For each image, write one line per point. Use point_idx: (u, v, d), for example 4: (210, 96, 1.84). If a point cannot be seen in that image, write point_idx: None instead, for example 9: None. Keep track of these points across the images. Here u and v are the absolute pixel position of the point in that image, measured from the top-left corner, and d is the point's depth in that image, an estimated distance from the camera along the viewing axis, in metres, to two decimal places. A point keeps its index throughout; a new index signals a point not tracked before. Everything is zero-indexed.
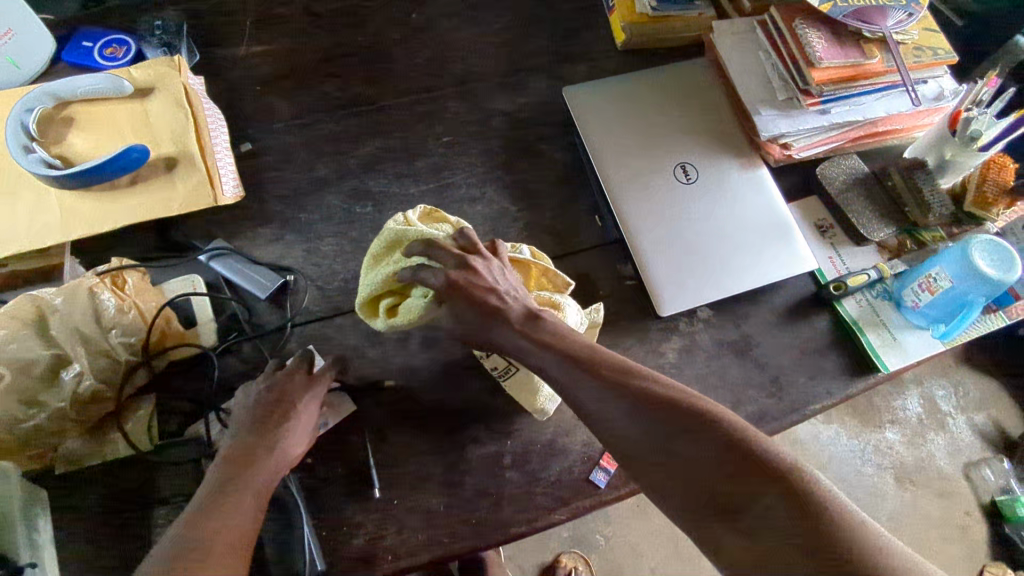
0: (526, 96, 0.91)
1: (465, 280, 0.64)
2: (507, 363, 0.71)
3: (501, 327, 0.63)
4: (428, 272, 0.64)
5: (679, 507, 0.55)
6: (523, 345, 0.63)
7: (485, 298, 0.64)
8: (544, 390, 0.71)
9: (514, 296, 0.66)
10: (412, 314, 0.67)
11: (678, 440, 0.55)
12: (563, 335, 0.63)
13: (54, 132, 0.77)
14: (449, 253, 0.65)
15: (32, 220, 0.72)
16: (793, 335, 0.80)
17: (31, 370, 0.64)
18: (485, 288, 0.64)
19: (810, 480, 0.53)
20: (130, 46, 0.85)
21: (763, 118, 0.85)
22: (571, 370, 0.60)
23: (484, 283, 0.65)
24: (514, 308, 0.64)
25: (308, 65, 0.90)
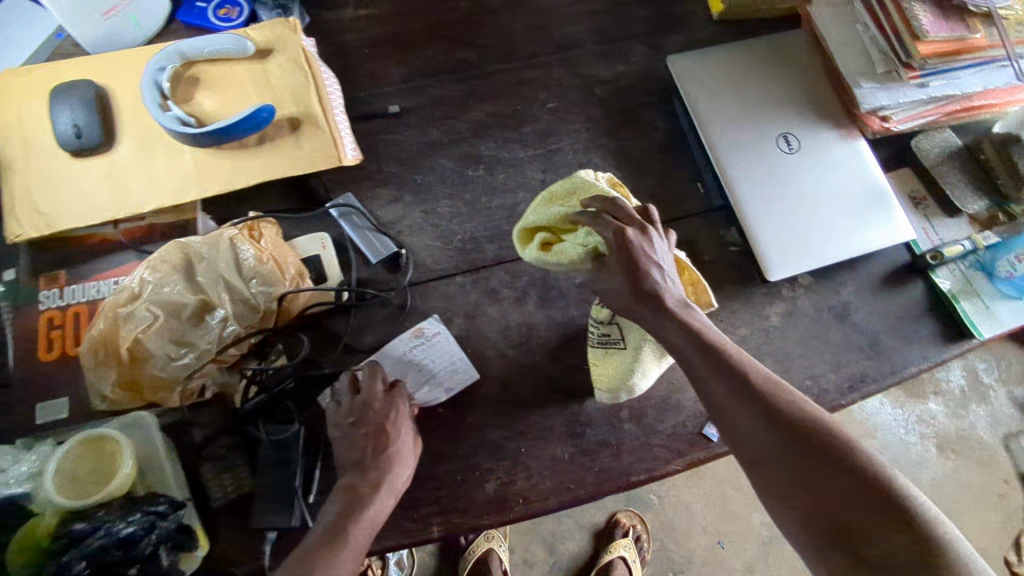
0: (627, 64, 0.93)
1: (637, 242, 0.66)
2: (620, 336, 0.72)
3: (651, 312, 0.65)
4: (605, 225, 0.66)
5: (788, 516, 0.58)
6: (665, 326, 0.65)
7: (648, 267, 0.65)
8: (635, 377, 0.71)
9: (672, 281, 0.67)
10: (564, 255, 0.69)
11: (806, 455, 0.58)
12: (713, 334, 0.65)
13: (183, 91, 0.79)
14: (630, 216, 0.67)
15: (171, 177, 0.75)
16: (890, 302, 0.84)
17: (179, 312, 0.67)
18: (651, 258, 0.66)
19: (934, 526, 0.54)
20: (243, 8, 0.86)
21: (863, 91, 0.86)
22: (715, 369, 0.62)
23: (651, 251, 0.66)
24: (669, 296, 0.65)
25: (413, 28, 0.91)
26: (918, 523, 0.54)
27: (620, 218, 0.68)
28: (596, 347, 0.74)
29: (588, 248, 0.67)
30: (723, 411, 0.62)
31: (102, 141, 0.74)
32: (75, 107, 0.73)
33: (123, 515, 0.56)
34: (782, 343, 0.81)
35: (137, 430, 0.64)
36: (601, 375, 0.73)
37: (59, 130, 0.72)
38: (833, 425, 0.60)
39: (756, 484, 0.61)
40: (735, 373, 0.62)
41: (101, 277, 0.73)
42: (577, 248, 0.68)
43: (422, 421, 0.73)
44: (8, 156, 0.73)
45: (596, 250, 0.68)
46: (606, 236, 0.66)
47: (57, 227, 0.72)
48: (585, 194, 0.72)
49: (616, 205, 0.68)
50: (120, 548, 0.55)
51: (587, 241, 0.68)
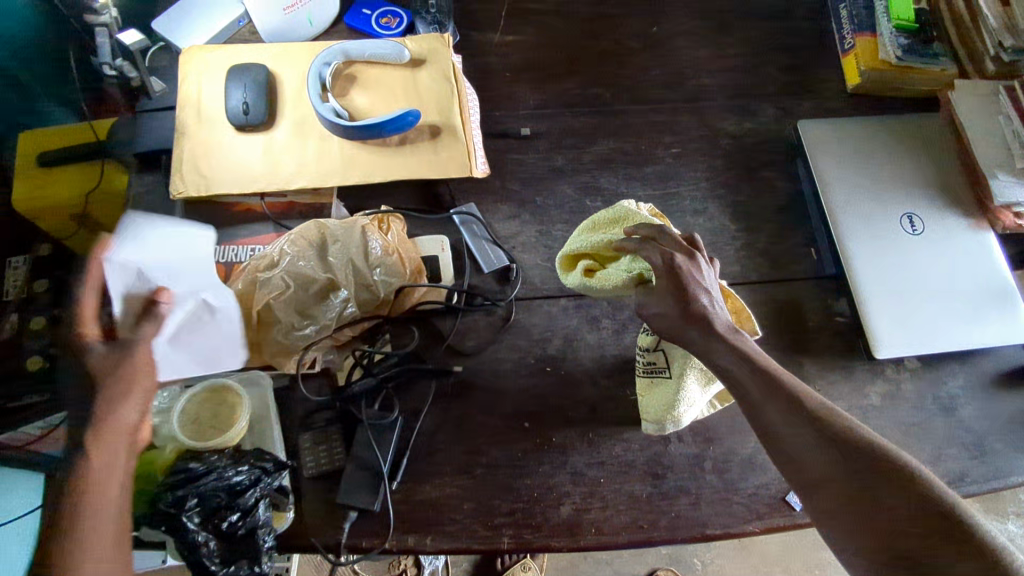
0: (756, 122, 0.94)
1: (685, 268, 0.64)
2: (665, 364, 0.71)
3: (701, 335, 0.61)
4: (652, 249, 0.65)
5: (852, 549, 0.54)
6: (715, 349, 0.61)
7: (696, 293, 0.63)
8: (679, 408, 0.69)
9: (722, 307, 0.64)
10: (607, 281, 0.68)
11: (870, 482, 0.54)
12: (764, 358, 0.61)
13: (340, 87, 0.85)
14: (677, 242, 0.66)
15: (318, 161, 0.81)
16: (1000, 402, 0.81)
17: (308, 287, 0.72)
18: (700, 285, 0.63)
19: (1010, 559, 0.51)
20: (404, 19, 0.92)
21: (1000, 183, 0.85)
22: (771, 396, 0.59)
23: (698, 278, 0.64)
24: (718, 321, 0.62)
25: (555, 60, 0.95)
26: (994, 556, 0.51)
27: (666, 245, 0.66)
28: (641, 373, 0.73)
29: (632, 274, 0.66)
30: (780, 441, 0.58)
31: (265, 121, 0.81)
32: (248, 87, 0.80)
33: (235, 461, 0.61)
34: (879, 424, 0.79)
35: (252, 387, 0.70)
36: (646, 404, 0.72)
37: (230, 106, 0.80)
38: (894, 450, 0.56)
39: (814, 518, 0.56)
40: (794, 401, 0.58)
41: (241, 243, 0.79)
42: (621, 275, 0.67)
43: (509, 432, 0.74)
44: (181, 122, 0.81)
45: (638, 277, 0.66)
46: (652, 262, 0.64)
47: (213, 192, 0.78)
48: (628, 224, 0.72)
49: (661, 233, 0.67)
50: (228, 492, 0.59)
51: (630, 268, 0.66)
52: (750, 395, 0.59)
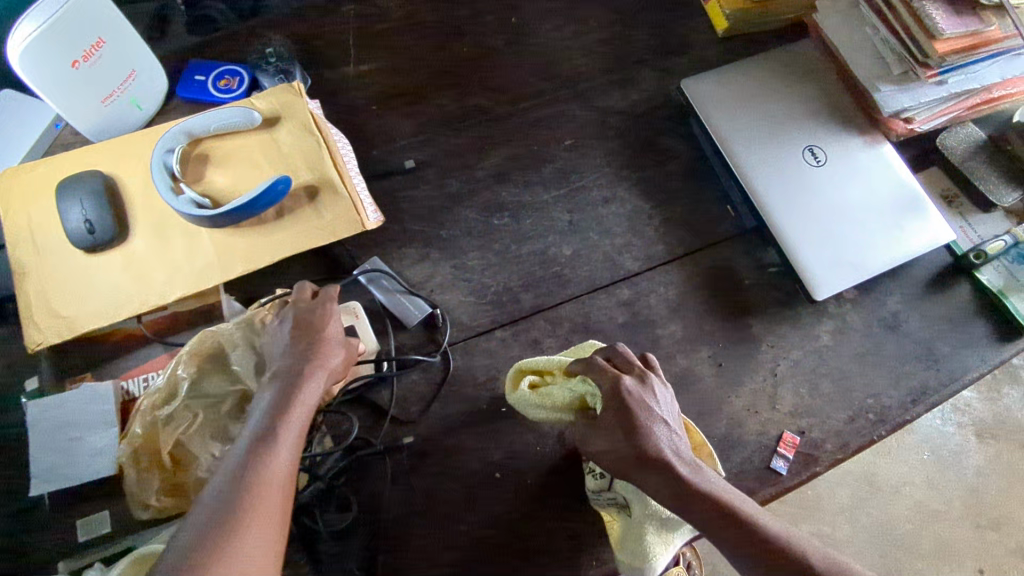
0: (639, 91, 0.91)
1: (634, 393, 0.60)
2: (620, 500, 0.64)
3: (657, 475, 0.56)
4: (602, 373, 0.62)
5: None
6: (679, 493, 0.55)
7: (647, 424, 0.59)
8: (651, 544, 0.61)
9: (677, 435, 0.60)
10: (549, 400, 0.64)
11: None
12: (735, 497, 0.56)
13: (193, 170, 0.76)
14: (629, 364, 0.63)
15: (192, 262, 0.72)
16: (938, 306, 0.82)
17: (220, 406, 0.65)
18: (649, 414, 0.59)
19: None
20: (243, 76, 0.83)
21: (883, 95, 0.84)
22: (743, 541, 0.53)
23: (648, 407, 0.60)
24: (673, 455, 0.57)
25: (419, 79, 0.88)
26: None
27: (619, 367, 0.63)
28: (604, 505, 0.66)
29: (576, 396, 0.63)
30: None
31: (117, 234, 0.71)
32: (85, 201, 0.70)
33: None
34: (837, 363, 0.78)
35: None
36: (622, 554, 0.63)
37: (70, 228, 0.69)
38: None
39: None
40: (766, 548, 0.52)
41: (130, 376, 0.70)
42: (567, 396, 0.63)
43: (482, 490, 0.69)
44: (20, 261, 0.70)
45: (579, 402, 0.64)
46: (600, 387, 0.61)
47: (80, 330, 0.69)
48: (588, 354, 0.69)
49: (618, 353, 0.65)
50: None
51: (574, 389, 0.63)
52: (721, 542, 0.53)
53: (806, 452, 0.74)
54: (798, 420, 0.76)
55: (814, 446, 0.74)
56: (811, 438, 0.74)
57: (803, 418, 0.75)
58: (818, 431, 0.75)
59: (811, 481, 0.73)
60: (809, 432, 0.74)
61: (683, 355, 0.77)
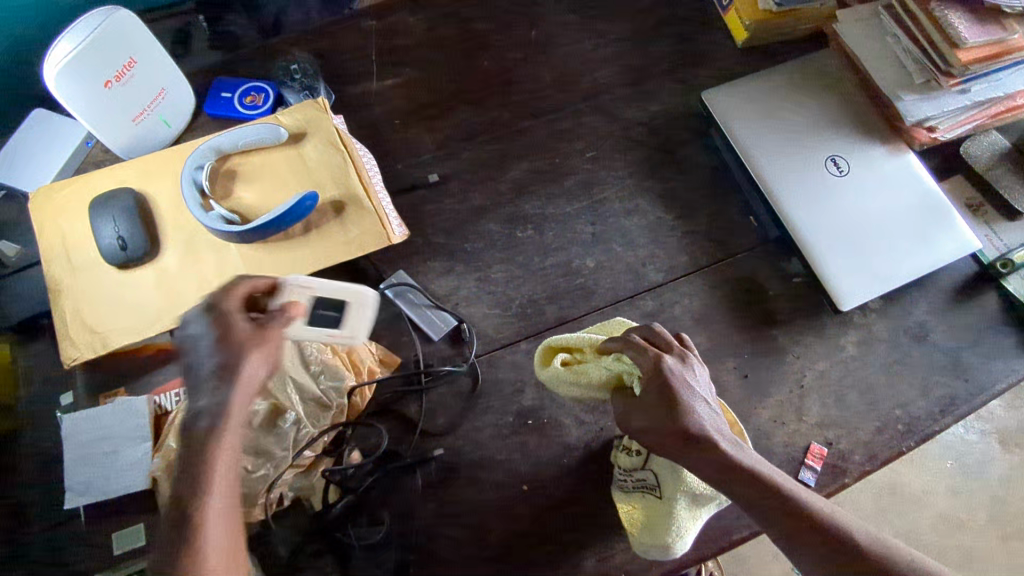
0: (659, 103, 0.91)
1: (677, 373, 0.61)
2: (653, 482, 0.65)
3: (701, 452, 0.56)
4: (642, 350, 0.62)
5: None
6: (722, 468, 0.55)
7: (690, 402, 0.58)
8: (680, 527, 0.63)
9: (717, 414, 0.60)
10: (581, 373, 0.65)
11: None
12: (773, 472, 0.56)
13: (221, 186, 0.77)
14: (667, 345, 0.63)
15: (221, 276, 0.73)
16: (965, 315, 0.81)
17: (252, 421, 0.66)
18: (690, 392, 0.59)
19: None
20: (269, 92, 0.84)
21: (906, 104, 0.84)
22: (784, 516, 0.54)
23: (688, 386, 0.60)
24: (716, 432, 0.57)
25: (440, 93, 0.89)
26: None
27: (658, 347, 0.64)
28: (630, 488, 0.67)
29: (612, 372, 0.64)
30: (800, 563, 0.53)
31: (147, 250, 0.72)
32: (118, 218, 0.71)
33: None
34: (863, 373, 0.78)
35: None
36: (645, 533, 0.64)
37: (104, 245, 0.71)
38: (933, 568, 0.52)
39: None
40: (810, 522, 0.53)
41: (161, 390, 0.71)
42: (602, 373, 0.64)
43: (509, 502, 0.69)
44: (54, 278, 0.71)
45: (614, 381, 0.64)
46: (641, 364, 0.61)
47: (113, 345, 0.70)
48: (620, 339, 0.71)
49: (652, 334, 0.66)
50: None
51: (610, 367, 0.64)
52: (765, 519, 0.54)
53: (834, 464, 0.73)
54: (825, 431, 0.75)
55: (841, 457, 0.74)
56: (838, 449, 0.74)
57: (830, 430, 0.75)
58: (845, 442, 0.74)
59: (839, 493, 0.72)
60: (836, 443, 0.74)
61: (708, 366, 0.77)
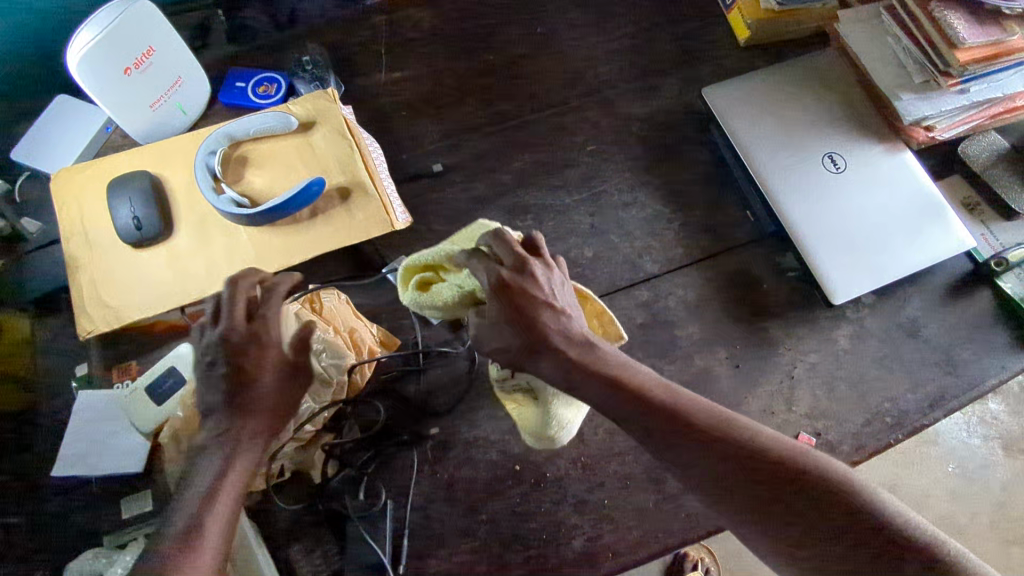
0: (661, 99, 0.93)
1: (520, 284, 0.58)
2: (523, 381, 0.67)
3: (549, 364, 0.57)
4: (479, 266, 0.59)
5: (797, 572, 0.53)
6: (579, 381, 0.57)
7: (534, 316, 0.57)
8: (557, 422, 0.66)
9: (569, 320, 0.59)
10: (439, 297, 0.65)
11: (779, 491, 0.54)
12: (631, 374, 0.58)
13: (233, 172, 0.80)
14: (509, 249, 0.59)
15: (231, 257, 0.76)
16: (958, 313, 0.82)
17: None
18: (538, 300, 0.58)
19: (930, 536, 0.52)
20: (282, 82, 0.87)
21: (904, 103, 0.85)
22: (643, 412, 0.56)
23: (537, 291, 0.58)
24: (563, 342, 0.58)
25: (447, 87, 0.92)
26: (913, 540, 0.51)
27: (500, 257, 0.59)
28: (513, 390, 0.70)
29: (463, 292, 0.63)
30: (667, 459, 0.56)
31: (161, 231, 0.75)
32: (135, 200, 0.75)
33: None
34: (854, 367, 0.79)
35: None
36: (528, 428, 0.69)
37: (120, 224, 0.74)
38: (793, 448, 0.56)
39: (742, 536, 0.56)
40: (667, 414, 0.56)
41: None
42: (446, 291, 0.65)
43: (502, 481, 0.72)
44: (73, 255, 0.75)
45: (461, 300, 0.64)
46: (483, 277, 0.59)
47: (126, 320, 0.73)
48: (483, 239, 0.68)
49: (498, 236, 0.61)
50: None
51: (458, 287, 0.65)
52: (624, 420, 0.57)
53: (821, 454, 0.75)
54: (815, 422, 0.77)
55: (829, 447, 0.75)
56: (827, 440, 0.75)
57: (819, 421, 0.76)
58: (833, 433, 0.76)
59: None
60: (825, 434, 0.76)
61: (699, 355, 0.79)
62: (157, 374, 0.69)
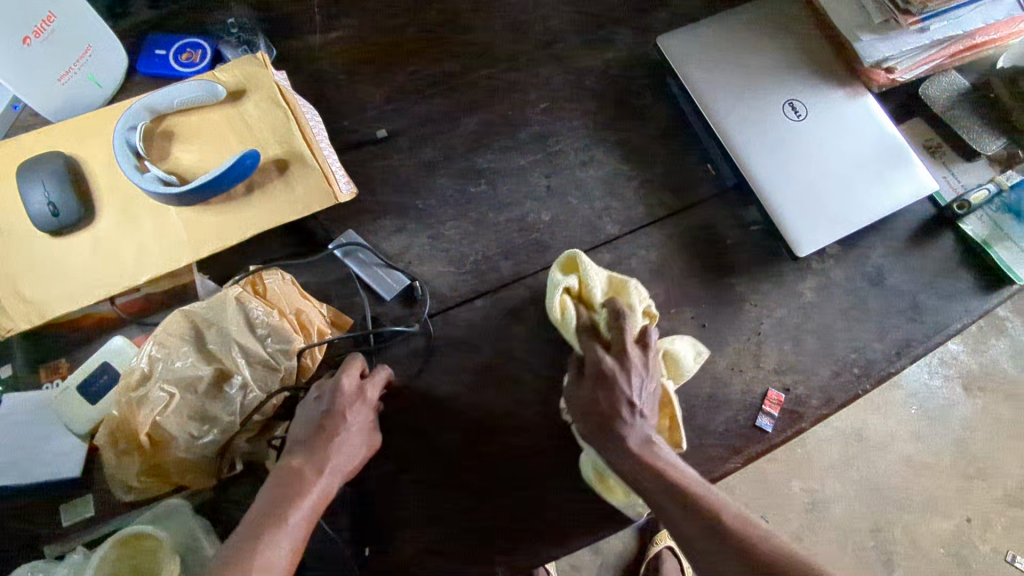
0: (615, 50, 0.88)
1: (342, 395, 0.63)
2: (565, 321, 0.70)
3: (357, 426, 0.63)
4: (358, 396, 0.64)
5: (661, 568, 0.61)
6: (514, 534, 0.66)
7: (351, 409, 0.63)
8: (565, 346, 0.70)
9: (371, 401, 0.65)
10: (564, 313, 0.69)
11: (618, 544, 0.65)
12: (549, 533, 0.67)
13: (158, 148, 0.73)
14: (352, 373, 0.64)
15: (162, 241, 0.70)
16: (922, 258, 0.81)
17: (196, 387, 0.64)
18: (362, 415, 0.64)
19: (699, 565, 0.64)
20: (207, 49, 0.81)
21: (864, 45, 0.82)
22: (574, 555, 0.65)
23: (355, 412, 0.63)
24: (360, 406, 0.64)
25: (388, 46, 0.86)
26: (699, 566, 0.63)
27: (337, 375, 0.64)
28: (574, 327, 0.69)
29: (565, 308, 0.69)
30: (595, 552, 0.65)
31: (81, 217, 0.69)
32: (48, 183, 0.68)
33: None
34: (820, 319, 0.78)
35: (169, 520, 0.62)
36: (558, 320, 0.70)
37: (33, 211, 0.67)
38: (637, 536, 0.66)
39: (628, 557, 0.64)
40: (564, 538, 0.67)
41: None
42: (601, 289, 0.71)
43: (468, 459, 0.69)
44: None
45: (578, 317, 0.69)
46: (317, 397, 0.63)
47: (50, 314, 0.68)
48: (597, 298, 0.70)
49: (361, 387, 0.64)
50: None
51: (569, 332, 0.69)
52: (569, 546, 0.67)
53: (790, 409, 0.74)
54: (783, 378, 0.75)
55: (798, 402, 0.74)
56: (795, 395, 0.74)
57: (787, 376, 0.75)
58: (802, 387, 0.75)
59: (796, 437, 0.73)
60: (793, 389, 0.74)
61: (665, 316, 0.77)
62: (91, 370, 0.66)
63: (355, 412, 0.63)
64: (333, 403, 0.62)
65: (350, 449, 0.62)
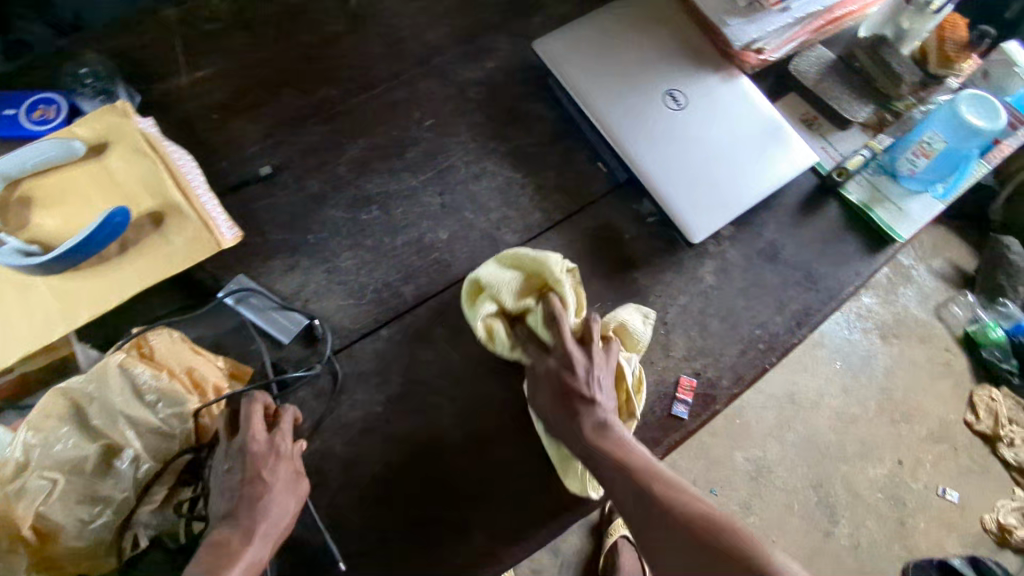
0: (495, 58, 0.88)
1: (254, 451, 0.60)
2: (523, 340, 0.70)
3: (277, 479, 0.60)
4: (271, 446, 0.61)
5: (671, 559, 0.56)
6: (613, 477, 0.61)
7: (267, 464, 0.60)
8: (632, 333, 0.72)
9: (290, 448, 0.62)
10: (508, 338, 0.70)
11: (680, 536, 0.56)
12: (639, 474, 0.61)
13: (16, 216, 0.69)
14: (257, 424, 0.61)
15: (32, 315, 0.66)
16: (810, 228, 0.84)
17: (82, 468, 0.60)
18: (280, 464, 0.61)
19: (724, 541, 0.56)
20: (61, 103, 0.76)
21: (732, 29, 0.85)
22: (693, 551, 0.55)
23: (270, 466, 0.60)
24: (276, 457, 0.61)
25: (261, 78, 0.83)
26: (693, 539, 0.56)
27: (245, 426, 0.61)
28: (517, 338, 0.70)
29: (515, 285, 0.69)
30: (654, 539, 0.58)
31: None
32: None
33: None
34: (722, 301, 0.80)
35: None
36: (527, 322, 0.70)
37: None
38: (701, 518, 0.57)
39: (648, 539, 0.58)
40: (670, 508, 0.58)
41: None
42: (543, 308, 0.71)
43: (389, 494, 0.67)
44: None
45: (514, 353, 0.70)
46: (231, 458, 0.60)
47: None
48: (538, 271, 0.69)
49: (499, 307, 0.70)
50: None
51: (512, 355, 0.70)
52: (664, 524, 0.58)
53: (704, 393, 0.75)
54: (694, 363, 0.77)
55: (711, 385, 0.76)
56: (707, 378, 0.76)
57: (697, 361, 0.76)
58: (712, 370, 0.76)
59: (713, 419, 0.74)
60: (704, 373, 0.76)
61: None
62: None
63: (273, 468, 0.60)
64: (247, 466, 0.59)
65: (281, 502, 0.59)
